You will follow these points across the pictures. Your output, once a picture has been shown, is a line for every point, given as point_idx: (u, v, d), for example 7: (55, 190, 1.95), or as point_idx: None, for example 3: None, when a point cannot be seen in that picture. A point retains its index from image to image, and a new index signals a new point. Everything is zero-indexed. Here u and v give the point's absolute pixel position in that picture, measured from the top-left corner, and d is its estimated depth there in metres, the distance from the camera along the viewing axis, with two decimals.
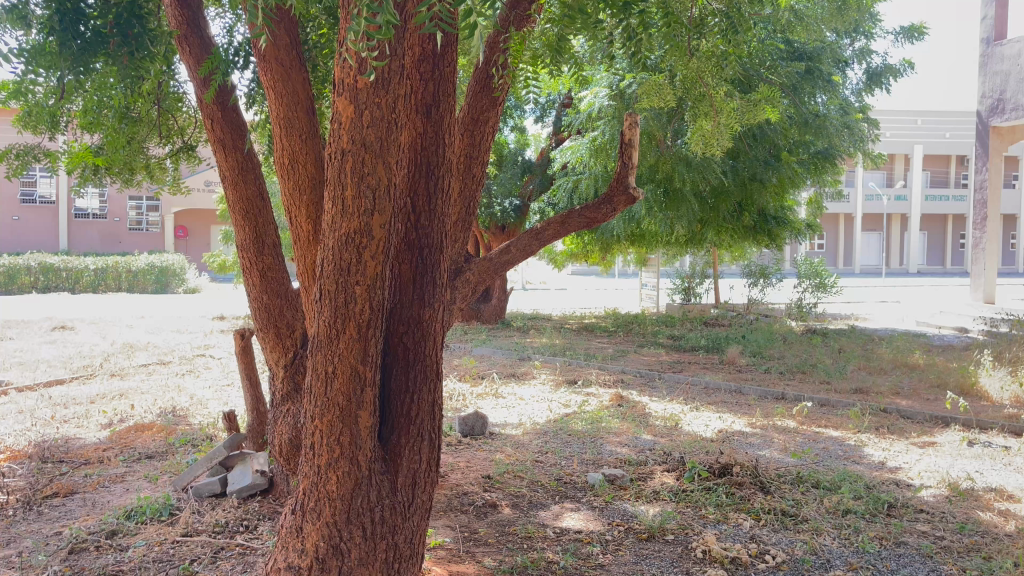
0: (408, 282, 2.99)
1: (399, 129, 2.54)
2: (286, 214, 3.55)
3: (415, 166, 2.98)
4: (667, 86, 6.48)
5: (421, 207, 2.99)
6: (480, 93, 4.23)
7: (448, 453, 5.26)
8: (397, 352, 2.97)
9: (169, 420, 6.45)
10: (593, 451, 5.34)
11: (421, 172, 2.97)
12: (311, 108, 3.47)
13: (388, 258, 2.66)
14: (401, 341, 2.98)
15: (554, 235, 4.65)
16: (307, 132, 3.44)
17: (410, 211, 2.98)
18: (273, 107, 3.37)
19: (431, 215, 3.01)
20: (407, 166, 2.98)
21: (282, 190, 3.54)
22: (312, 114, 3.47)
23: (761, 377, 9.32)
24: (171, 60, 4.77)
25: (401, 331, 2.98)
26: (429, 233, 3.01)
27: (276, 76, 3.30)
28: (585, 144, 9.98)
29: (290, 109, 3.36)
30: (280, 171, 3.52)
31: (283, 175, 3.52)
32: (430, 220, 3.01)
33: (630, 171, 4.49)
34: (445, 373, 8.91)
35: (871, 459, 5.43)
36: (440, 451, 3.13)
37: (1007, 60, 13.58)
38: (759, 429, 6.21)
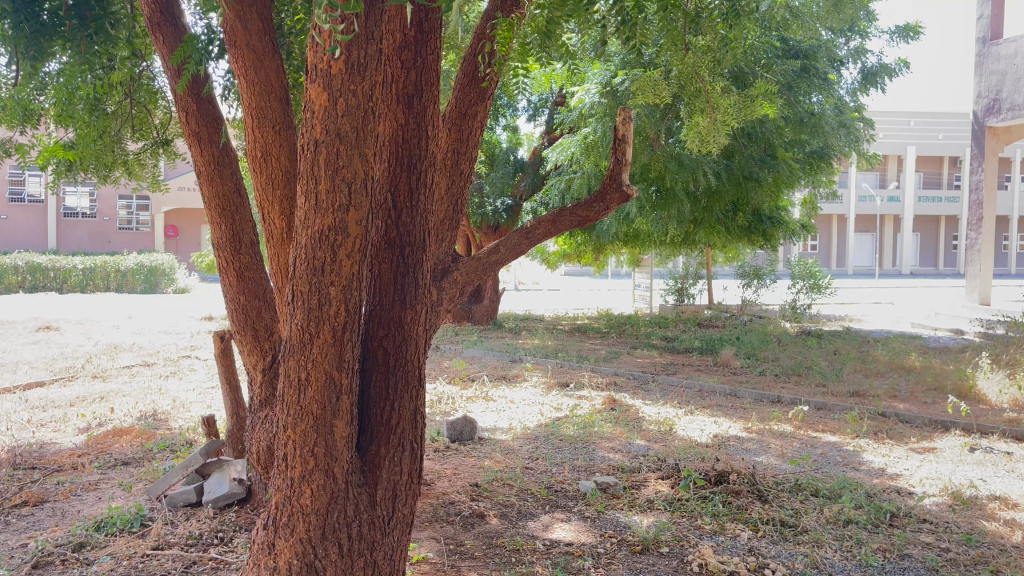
0: (389, 282, 2.83)
1: (377, 119, 2.37)
2: (258, 210, 3.37)
3: (399, 158, 2.83)
4: (662, 82, 6.34)
5: (403, 202, 2.83)
6: (469, 87, 4.14)
7: (435, 459, 5.09)
8: (378, 354, 2.81)
9: (148, 425, 6.25)
10: (586, 457, 5.17)
11: (402, 165, 2.82)
12: (286, 98, 3.29)
13: (366, 256, 2.49)
14: (380, 345, 2.82)
15: (545, 234, 4.48)
16: (281, 123, 3.27)
17: (390, 207, 2.83)
18: (243, 94, 3.20)
19: (413, 212, 2.85)
20: (388, 158, 2.83)
21: (255, 185, 3.36)
22: (287, 104, 3.29)
23: (758, 379, 9.16)
24: (140, 47, 4.58)
25: (381, 332, 2.82)
26: (410, 229, 2.85)
27: (248, 63, 3.13)
28: (576, 142, 9.83)
29: (263, 98, 3.19)
30: (253, 164, 3.34)
31: (255, 169, 3.34)
32: (414, 214, 2.85)
33: (624, 167, 4.31)
34: (435, 375, 8.74)
35: (871, 466, 5.28)
36: (422, 461, 2.96)
37: (1003, 60, 13.47)
38: (755, 434, 6.07)
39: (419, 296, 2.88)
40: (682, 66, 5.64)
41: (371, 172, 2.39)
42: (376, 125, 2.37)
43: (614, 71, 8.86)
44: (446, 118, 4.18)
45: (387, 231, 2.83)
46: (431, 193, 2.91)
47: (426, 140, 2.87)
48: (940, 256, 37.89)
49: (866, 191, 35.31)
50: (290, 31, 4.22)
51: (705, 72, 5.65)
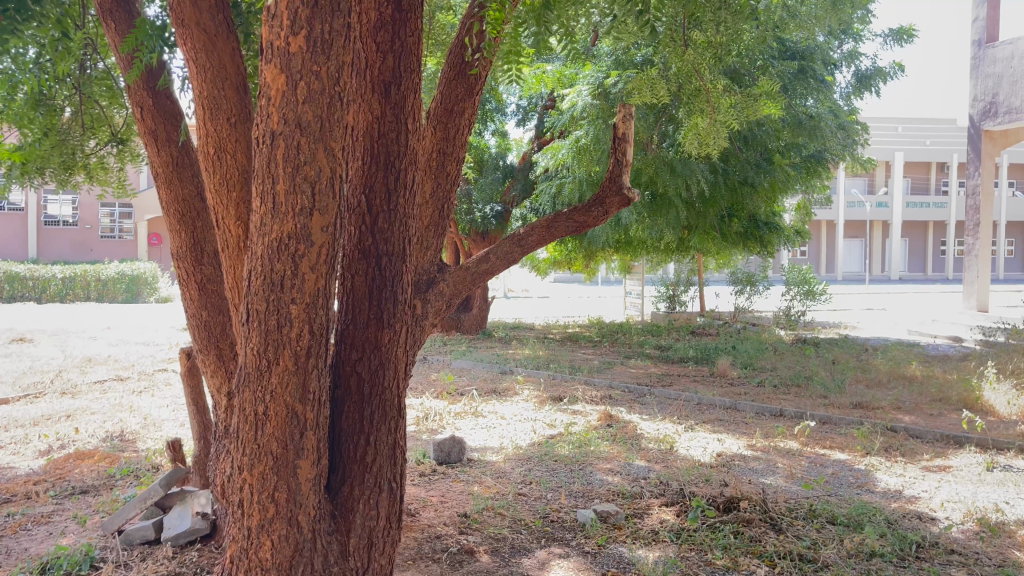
0: (363, 298, 2.50)
1: (345, 107, 2.03)
2: (212, 214, 2.99)
3: (375, 156, 2.53)
4: (660, 80, 6.04)
5: (378, 206, 2.51)
6: (455, 82, 3.88)
7: (419, 485, 4.70)
8: (351, 379, 2.48)
9: (114, 447, 5.85)
10: (583, 481, 4.80)
11: (379, 163, 2.52)
12: (243, 85, 2.94)
13: (335, 268, 2.13)
14: (354, 370, 2.49)
15: (540, 241, 4.11)
16: (238, 115, 2.91)
17: (365, 211, 2.51)
18: (194, 82, 2.84)
19: (391, 217, 2.52)
20: (362, 156, 2.53)
21: (208, 186, 2.98)
22: (244, 93, 2.94)
23: (757, 391, 8.81)
24: (79, 28, 4.15)
25: (354, 353, 2.49)
26: (388, 237, 2.52)
27: (199, 46, 2.76)
28: (568, 146, 9.53)
29: (216, 86, 2.83)
30: (205, 163, 2.96)
31: (208, 168, 2.96)
32: (393, 219, 2.53)
33: (624, 168, 4.10)
34: (421, 389, 8.35)
35: (885, 487, 4.94)
36: (402, 502, 2.61)
37: (1000, 63, 13.23)
38: (760, 452, 5.73)
39: (400, 314, 2.56)
40: (682, 64, 5.50)
41: (338, 168, 2.05)
42: (343, 114, 2.03)
43: (605, 72, 8.68)
44: (430, 116, 3.90)
45: (360, 240, 2.52)
46: (411, 199, 2.60)
47: (406, 136, 2.57)
48: (929, 261, 37.84)
49: (855, 197, 35.22)
50: (248, 9, 3.75)
51: (706, 69, 5.50)
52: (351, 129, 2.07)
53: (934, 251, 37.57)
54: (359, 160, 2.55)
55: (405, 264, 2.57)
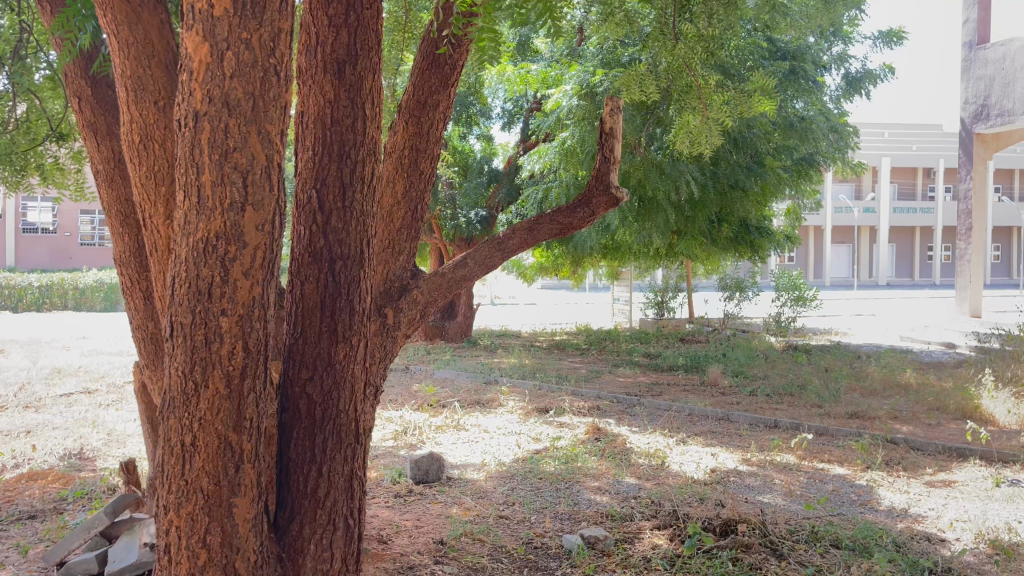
0: (313, 308, 2.46)
1: (281, 82, 2.08)
2: (137, 208, 2.71)
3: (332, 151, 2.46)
4: (649, 77, 5.80)
5: (331, 207, 2.45)
6: (430, 72, 3.69)
7: (393, 507, 4.39)
8: (300, 404, 2.46)
9: (71, 467, 5.49)
10: (570, 502, 4.49)
11: (333, 154, 2.46)
12: (173, 63, 2.69)
13: (270, 279, 2.12)
14: (304, 391, 2.45)
15: (521, 245, 3.83)
16: (166, 94, 2.65)
17: (317, 209, 2.47)
18: (116, 59, 2.59)
19: (346, 217, 2.46)
20: (316, 146, 2.48)
21: (133, 177, 2.69)
22: (174, 71, 2.69)
23: (749, 401, 8.53)
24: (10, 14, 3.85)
25: (305, 372, 2.45)
26: (343, 240, 2.46)
27: (121, 18, 2.52)
28: (554, 149, 9.24)
29: (142, 64, 2.59)
30: (130, 151, 2.67)
31: (132, 159, 2.68)
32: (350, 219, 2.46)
33: (612, 166, 3.83)
34: (401, 401, 8.02)
35: (890, 506, 4.65)
36: (359, 535, 2.59)
37: (991, 65, 13.09)
38: (756, 467, 5.45)
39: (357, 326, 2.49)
40: (673, 59, 5.35)
41: (274, 163, 2.08)
42: (278, 101, 2.08)
43: (592, 72, 8.44)
44: (403, 109, 3.71)
45: (312, 244, 2.46)
46: (369, 199, 2.54)
47: (363, 125, 2.50)
48: (916, 267, 37.79)
49: (843, 202, 35.18)
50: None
51: (697, 63, 5.34)
52: (290, 111, 2.13)
53: (921, 257, 37.53)
54: (315, 154, 2.48)
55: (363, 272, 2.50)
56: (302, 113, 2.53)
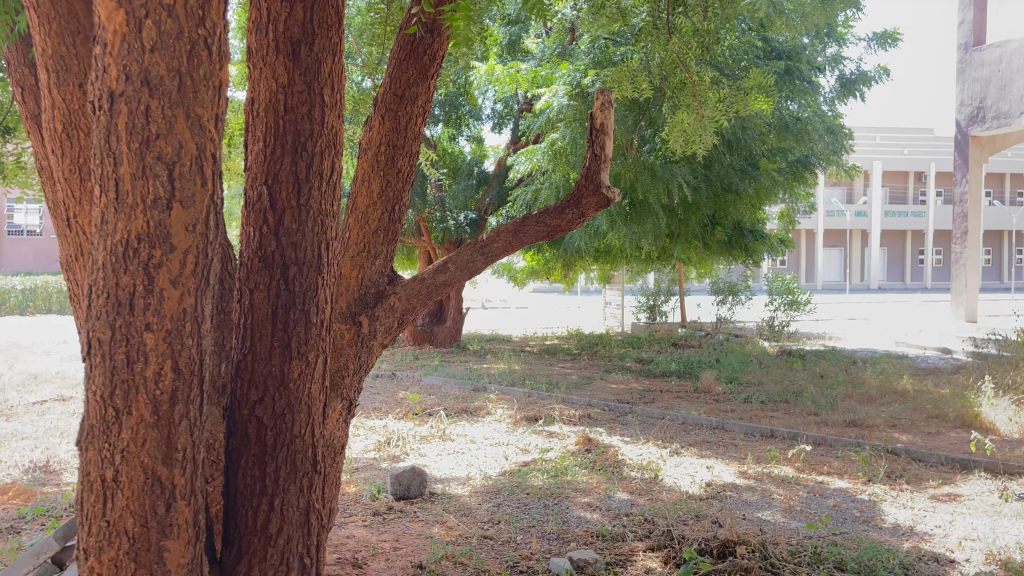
0: (265, 320, 2.43)
1: (208, 52, 2.00)
2: (63, 208, 2.49)
3: (286, 146, 2.45)
4: (644, 73, 5.64)
5: (284, 207, 2.42)
6: (407, 63, 3.46)
7: (371, 527, 4.15)
8: (248, 428, 2.45)
9: (34, 481, 5.21)
10: (558, 520, 4.25)
11: (286, 147, 2.44)
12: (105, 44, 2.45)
13: (201, 294, 2.06)
14: (253, 414, 2.45)
15: (505, 249, 3.60)
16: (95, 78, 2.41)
17: (269, 208, 2.43)
18: (38, 38, 2.34)
19: (299, 218, 2.44)
20: (269, 139, 2.46)
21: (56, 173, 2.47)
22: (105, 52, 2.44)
23: (744, 409, 8.31)
24: None
25: (255, 392, 2.44)
26: (296, 244, 2.43)
27: None
28: (544, 149, 8.98)
29: (67, 44, 2.34)
30: (53, 142, 2.44)
31: (56, 152, 2.44)
32: (307, 226, 2.45)
33: (603, 165, 3.60)
34: (385, 410, 7.75)
35: (894, 523, 4.42)
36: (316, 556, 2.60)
37: (987, 67, 12.94)
38: (753, 480, 5.22)
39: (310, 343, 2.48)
40: (666, 54, 5.22)
41: (205, 155, 2.02)
42: (208, 81, 2.01)
43: (583, 71, 8.24)
44: (378, 103, 3.49)
45: (261, 247, 2.44)
46: (326, 197, 2.51)
47: (320, 114, 2.49)
48: (907, 270, 37.68)
49: (835, 206, 35.08)
50: None
51: (692, 58, 5.19)
52: (222, 91, 2.05)
53: (912, 261, 37.42)
54: (266, 146, 2.46)
55: (318, 282, 2.48)
56: (252, 100, 2.52)
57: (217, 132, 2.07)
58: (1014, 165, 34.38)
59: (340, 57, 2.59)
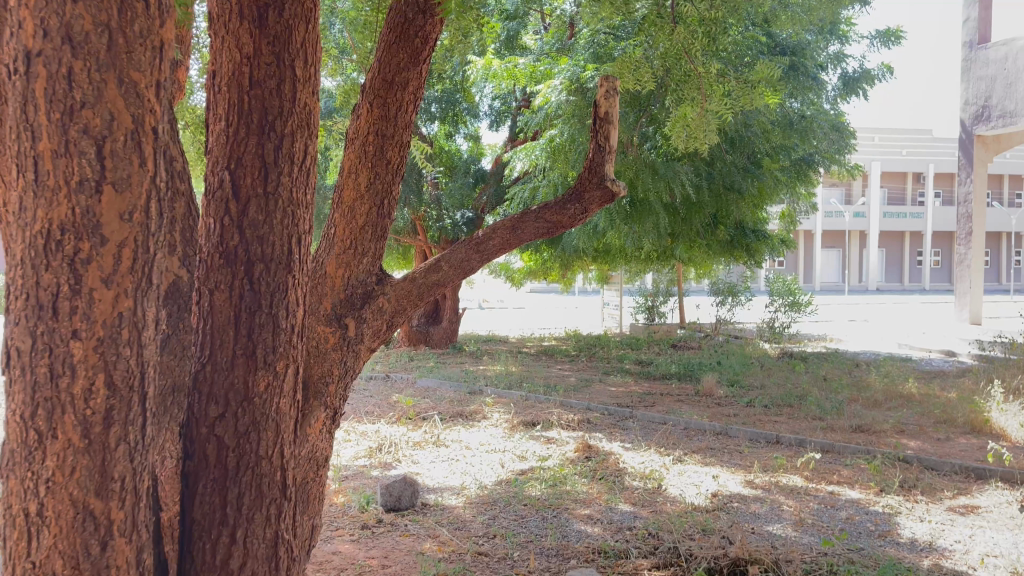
0: (227, 326, 2.24)
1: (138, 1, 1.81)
2: None
3: (251, 127, 2.29)
4: (647, 63, 5.43)
5: (250, 196, 2.26)
6: (397, 46, 3.24)
7: (359, 542, 3.92)
8: (207, 448, 2.23)
9: None
10: (557, 534, 4.01)
11: (251, 127, 2.28)
12: None
13: (137, 297, 1.85)
14: (213, 434, 2.24)
15: (502, 247, 3.38)
16: None
17: (232, 198, 2.26)
18: None
19: (266, 211, 2.26)
20: (234, 118, 2.30)
21: None
22: None
23: (747, 413, 8.07)
24: None
25: (215, 408, 2.24)
26: (264, 242, 2.26)
27: None
28: (541, 146, 8.69)
29: None
30: None
31: None
32: (276, 218, 2.28)
33: (607, 156, 3.39)
34: (378, 414, 7.48)
35: (911, 537, 4.20)
36: None
37: (992, 65, 12.73)
38: (760, 490, 4.99)
39: (278, 352, 2.29)
40: (670, 44, 5.03)
41: (142, 130, 1.82)
42: (145, 40, 1.83)
43: (583, 66, 7.97)
44: (367, 89, 3.26)
45: (223, 241, 2.26)
46: (299, 182, 2.35)
47: (291, 88, 2.33)
48: (906, 271, 37.51)
49: (834, 207, 34.88)
50: None
51: (698, 49, 5.03)
52: (158, 54, 1.87)
53: (911, 262, 37.24)
54: (229, 125, 2.30)
55: (287, 282, 2.30)
56: (215, 74, 2.37)
57: (158, 102, 1.88)
58: (1013, 166, 34.21)
59: (314, 25, 2.42)
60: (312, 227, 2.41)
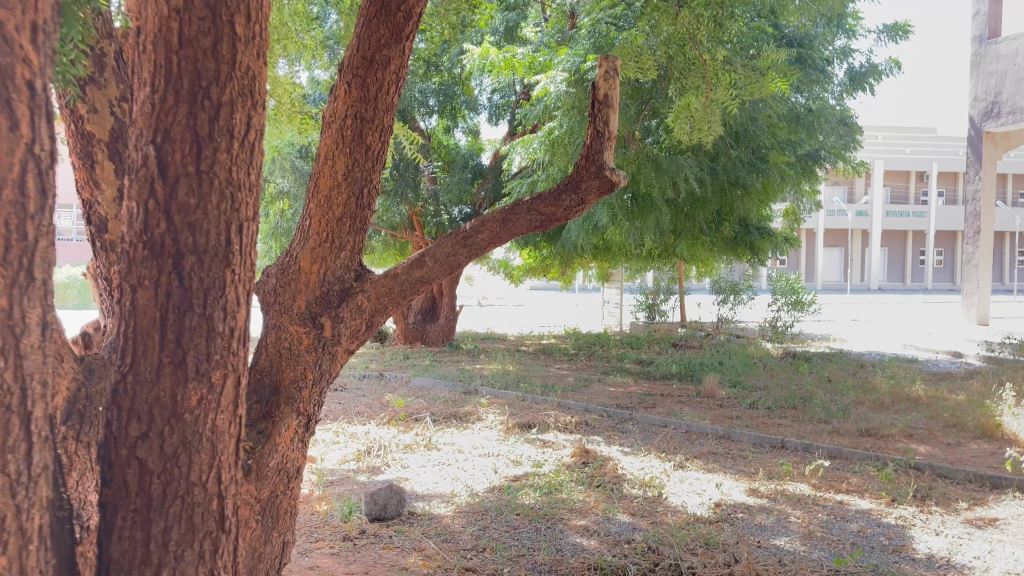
0: (153, 331, 2.02)
1: None
2: None
3: (181, 94, 2.03)
4: (651, 50, 5.18)
5: (182, 178, 2.02)
6: (377, 20, 2.98)
7: (339, 556, 3.67)
8: (127, 474, 2.02)
9: None
10: (550, 549, 3.76)
11: (183, 95, 2.03)
12: None
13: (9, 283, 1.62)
14: (135, 455, 2.02)
15: (492, 241, 3.11)
16: None
17: (158, 177, 2.01)
18: None
19: (201, 196, 2.03)
20: (162, 82, 2.03)
21: None
22: None
23: (750, 415, 7.81)
24: None
25: (137, 426, 2.02)
26: (199, 233, 2.03)
27: None
28: (540, 139, 8.43)
29: None
30: None
31: None
32: (211, 202, 2.05)
33: (606, 143, 3.13)
34: (368, 414, 7.23)
35: (927, 553, 3.94)
36: None
37: (1003, 60, 12.47)
38: (766, 499, 4.74)
39: (213, 361, 2.09)
40: (675, 29, 4.79)
41: (13, 82, 1.60)
42: None
43: (583, 56, 7.75)
44: (345, 68, 3.02)
45: (147, 229, 2.02)
46: (240, 162, 2.12)
47: (229, 49, 2.08)
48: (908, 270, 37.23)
49: (837, 205, 34.61)
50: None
51: (704, 35, 4.77)
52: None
53: (913, 261, 36.95)
54: (155, 93, 2.03)
55: (224, 278, 2.08)
56: (139, 30, 2.08)
57: (34, 49, 1.65)
58: (1017, 166, 33.90)
59: None
60: (257, 214, 2.20)
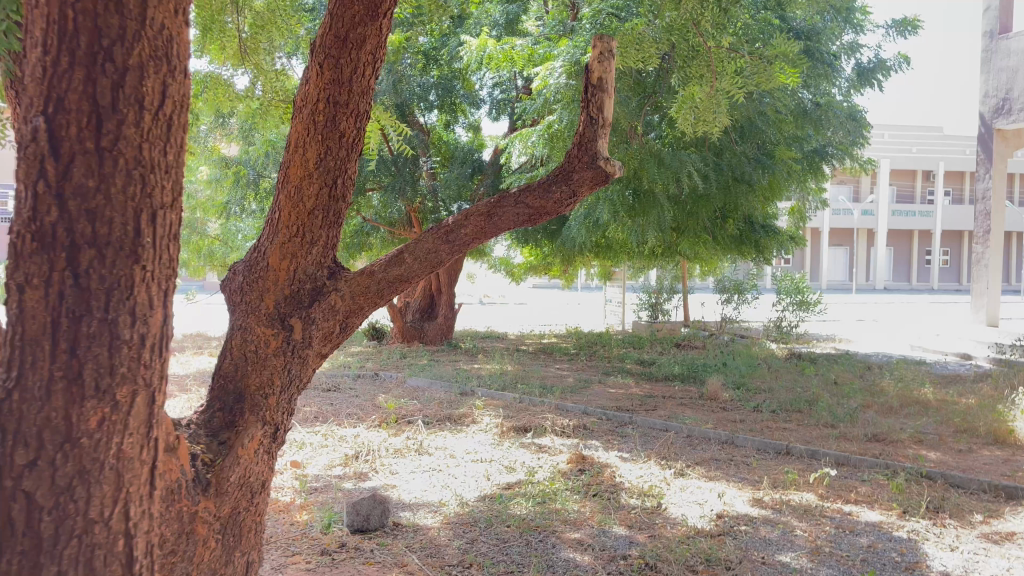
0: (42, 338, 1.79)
1: None
2: None
3: (77, 54, 1.80)
4: (652, 39, 4.95)
5: (79, 156, 1.80)
6: None
7: (314, 572, 3.44)
8: (11, 510, 1.77)
9: None
10: (540, 564, 3.53)
11: (81, 56, 1.80)
12: None
13: None
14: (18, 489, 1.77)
15: (476, 236, 2.90)
16: None
17: (48, 155, 1.78)
18: None
19: (103, 178, 1.82)
20: (55, 40, 1.79)
21: None
22: None
23: (754, 419, 7.56)
24: None
25: (23, 454, 1.78)
26: (102, 224, 1.82)
27: None
28: (538, 132, 8.19)
29: None
30: None
31: None
32: (113, 184, 1.84)
33: (599, 131, 2.91)
34: (359, 417, 7.00)
35: (942, 571, 3.71)
36: None
37: (1014, 56, 12.22)
38: (770, 510, 4.51)
39: (118, 375, 1.88)
40: (678, 15, 4.55)
41: None
42: None
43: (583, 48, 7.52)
44: (317, 49, 2.82)
45: (37, 217, 1.78)
46: (152, 136, 1.91)
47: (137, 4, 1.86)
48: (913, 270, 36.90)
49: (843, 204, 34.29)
50: None
51: (707, 22, 4.53)
52: None
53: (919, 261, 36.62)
54: (46, 53, 1.79)
55: (131, 275, 1.87)
56: None
57: None
58: None
59: None
60: (174, 201, 2.00)
